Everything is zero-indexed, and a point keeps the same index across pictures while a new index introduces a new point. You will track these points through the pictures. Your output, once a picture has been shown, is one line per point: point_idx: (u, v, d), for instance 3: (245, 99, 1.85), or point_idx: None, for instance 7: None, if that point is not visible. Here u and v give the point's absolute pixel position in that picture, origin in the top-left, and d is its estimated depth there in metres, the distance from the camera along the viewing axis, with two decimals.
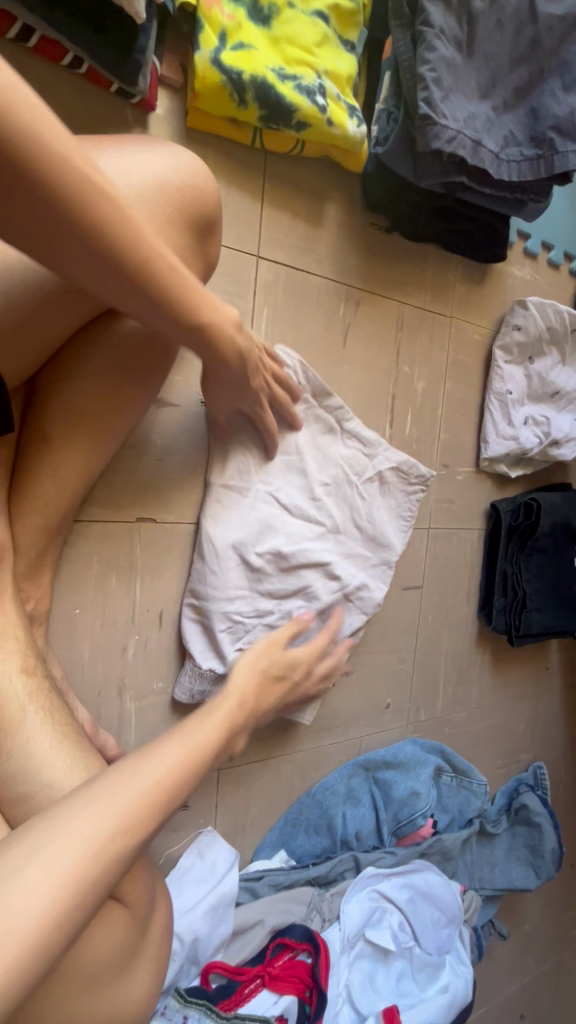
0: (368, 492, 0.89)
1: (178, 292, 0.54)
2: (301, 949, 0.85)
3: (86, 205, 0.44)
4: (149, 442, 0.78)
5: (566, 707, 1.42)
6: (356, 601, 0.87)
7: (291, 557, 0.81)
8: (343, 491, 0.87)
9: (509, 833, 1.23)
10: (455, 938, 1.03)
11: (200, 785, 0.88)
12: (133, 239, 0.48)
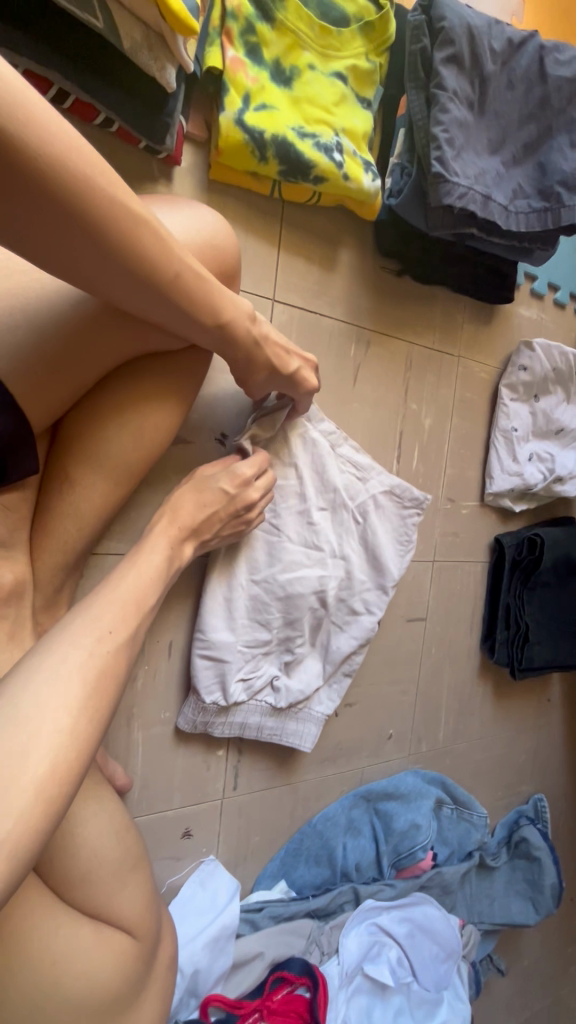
0: (363, 518, 0.90)
1: (196, 286, 0.56)
2: (299, 983, 0.85)
3: (114, 233, 0.47)
4: (164, 479, 0.80)
5: (568, 739, 1.42)
6: (349, 637, 0.90)
7: (288, 587, 0.83)
8: (341, 517, 0.88)
9: (508, 866, 1.23)
10: (453, 973, 1.03)
11: (204, 813, 0.89)
12: (156, 261, 0.51)
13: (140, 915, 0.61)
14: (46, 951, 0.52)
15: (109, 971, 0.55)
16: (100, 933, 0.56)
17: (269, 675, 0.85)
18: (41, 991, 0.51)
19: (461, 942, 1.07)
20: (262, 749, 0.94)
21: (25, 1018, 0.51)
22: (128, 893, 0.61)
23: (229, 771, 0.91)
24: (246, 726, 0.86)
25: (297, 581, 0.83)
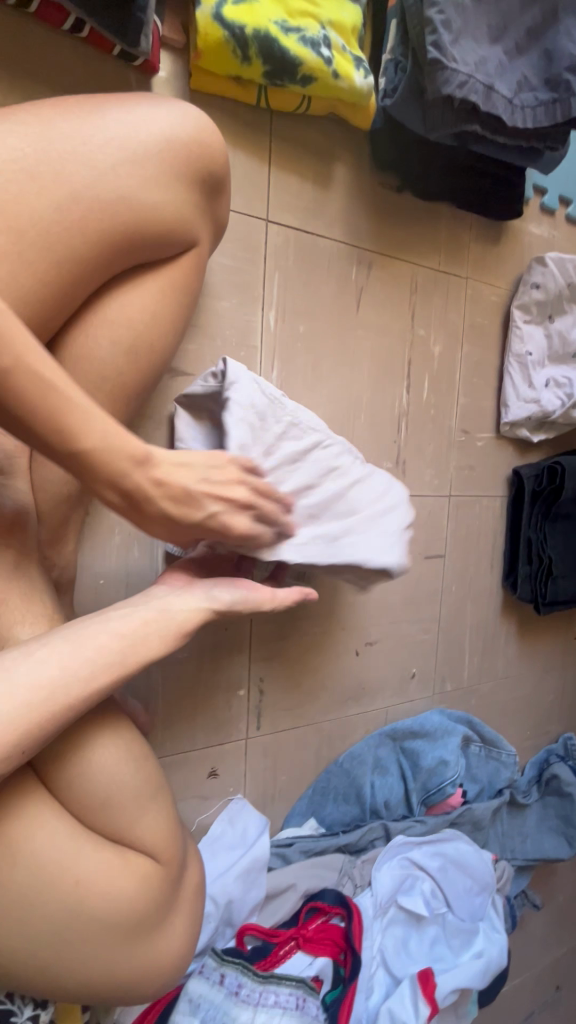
0: (343, 520, 0.66)
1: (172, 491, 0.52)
2: (334, 913, 0.86)
3: (72, 428, 0.47)
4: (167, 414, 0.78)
5: None
6: None
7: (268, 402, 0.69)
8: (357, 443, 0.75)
9: (539, 803, 1.22)
10: (488, 906, 1.03)
11: (229, 753, 0.89)
12: (127, 453, 0.50)
13: (165, 841, 0.60)
14: (70, 871, 0.52)
15: (134, 894, 0.55)
16: (125, 858, 0.56)
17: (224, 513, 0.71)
18: (68, 908, 0.52)
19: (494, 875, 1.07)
20: (283, 689, 0.93)
21: (56, 935, 0.51)
22: (151, 817, 0.60)
23: (251, 713, 0.90)
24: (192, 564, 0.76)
25: (286, 410, 0.70)
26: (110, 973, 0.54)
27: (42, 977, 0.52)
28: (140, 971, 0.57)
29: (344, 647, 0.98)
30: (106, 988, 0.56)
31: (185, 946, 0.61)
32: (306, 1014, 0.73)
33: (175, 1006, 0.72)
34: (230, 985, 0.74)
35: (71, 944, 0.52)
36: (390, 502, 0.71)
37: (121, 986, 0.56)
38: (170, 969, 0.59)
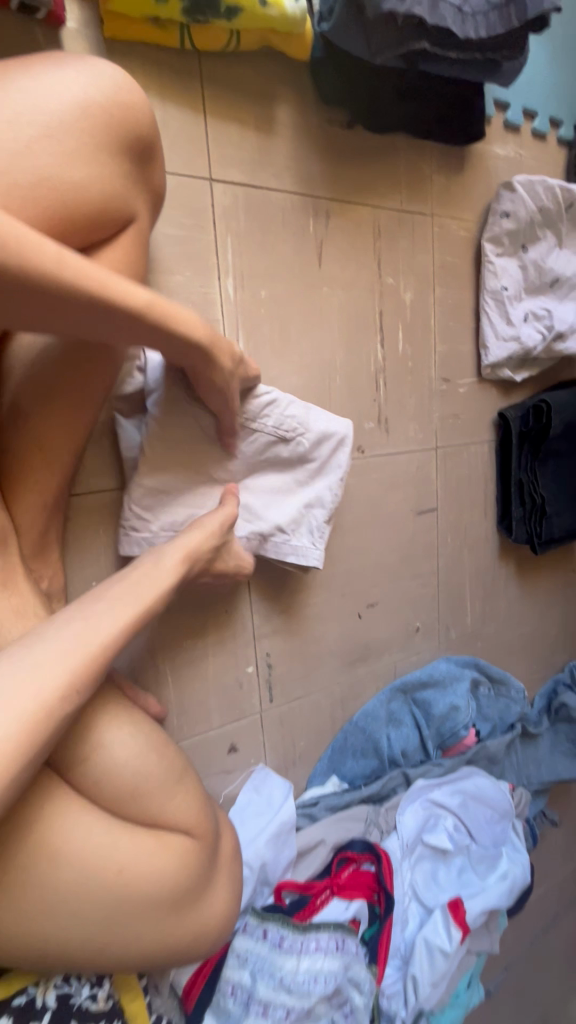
0: (277, 509, 0.78)
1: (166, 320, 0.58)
2: (363, 859, 0.90)
3: (75, 291, 0.50)
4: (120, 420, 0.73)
5: None
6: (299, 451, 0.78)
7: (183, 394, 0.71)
8: (291, 415, 0.76)
9: (551, 731, 1.27)
10: (509, 830, 1.10)
11: (246, 728, 0.92)
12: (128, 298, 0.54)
13: (196, 817, 0.63)
14: (110, 860, 0.54)
15: (173, 871, 0.58)
16: (161, 839, 0.59)
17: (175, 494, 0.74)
18: (112, 896, 0.54)
19: (512, 803, 1.14)
20: (290, 661, 0.95)
21: (108, 919, 0.54)
22: (179, 800, 0.61)
23: (262, 686, 0.92)
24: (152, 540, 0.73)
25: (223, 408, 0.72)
26: (162, 941, 0.57)
27: (98, 959, 0.55)
28: (192, 936, 0.60)
29: (346, 612, 0.99)
30: (160, 958, 0.59)
31: (230, 906, 0.64)
32: (347, 952, 0.78)
33: (223, 959, 0.77)
34: (273, 938, 0.79)
35: (119, 927, 0.54)
36: (320, 484, 0.80)
37: (173, 952, 0.59)
38: (218, 929, 0.63)
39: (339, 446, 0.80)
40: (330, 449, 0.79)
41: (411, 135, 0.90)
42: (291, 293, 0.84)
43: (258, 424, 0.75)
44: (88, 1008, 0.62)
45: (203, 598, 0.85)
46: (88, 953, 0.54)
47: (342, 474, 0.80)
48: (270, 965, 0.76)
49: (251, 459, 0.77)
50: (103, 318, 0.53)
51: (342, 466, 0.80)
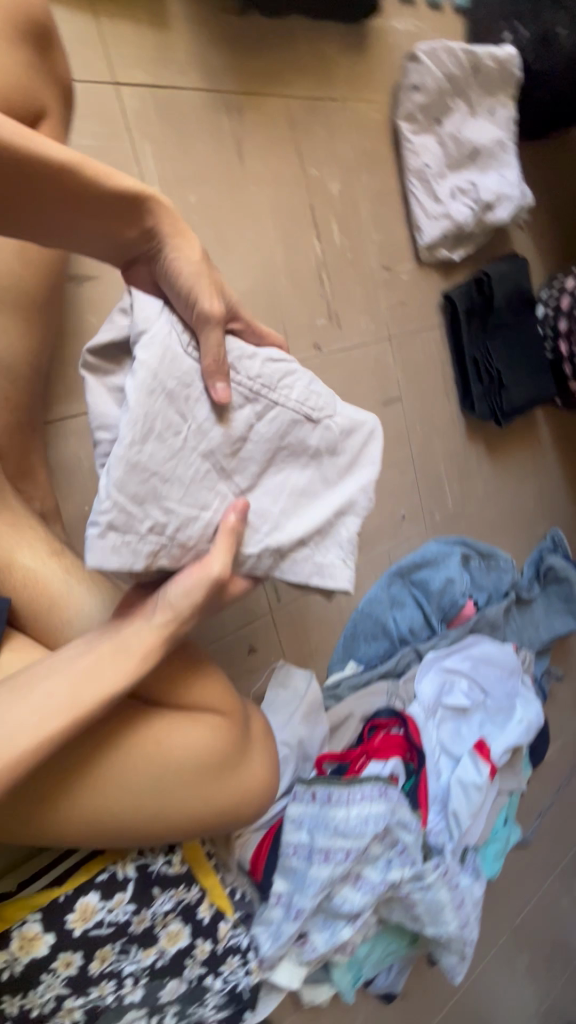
0: (309, 514, 0.56)
1: (101, 187, 0.50)
2: (392, 724, 0.98)
3: None
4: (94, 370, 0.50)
5: (569, 476, 1.48)
6: (322, 437, 0.57)
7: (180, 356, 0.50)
8: (311, 397, 0.56)
9: (542, 594, 1.37)
10: (518, 684, 1.19)
11: (261, 626, 0.97)
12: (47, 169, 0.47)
13: (222, 696, 0.66)
14: (146, 738, 0.58)
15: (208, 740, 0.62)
16: (190, 720, 0.62)
17: (160, 479, 0.48)
18: (154, 768, 0.58)
19: (516, 660, 1.23)
20: None
21: (154, 789, 0.58)
22: (204, 676, 0.65)
23: (268, 586, 0.97)
24: (143, 547, 0.48)
25: (232, 376, 0.53)
26: (211, 808, 0.62)
27: (156, 830, 0.60)
28: (238, 800, 0.64)
29: None
30: (213, 822, 0.63)
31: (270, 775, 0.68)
32: (391, 798, 0.85)
33: (283, 827, 0.85)
34: (322, 799, 0.85)
35: (168, 790, 0.58)
36: (347, 488, 0.58)
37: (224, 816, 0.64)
38: (261, 793, 0.67)
39: (368, 439, 0.59)
40: (357, 435, 0.59)
41: (307, 16, 0.89)
42: (219, 195, 0.84)
43: (273, 405, 0.54)
44: (167, 868, 0.68)
45: None
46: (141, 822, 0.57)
47: (369, 475, 0.59)
48: (323, 821, 0.83)
49: (266, 454, 0.54)
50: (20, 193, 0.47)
51: (373, 463, 0.59)
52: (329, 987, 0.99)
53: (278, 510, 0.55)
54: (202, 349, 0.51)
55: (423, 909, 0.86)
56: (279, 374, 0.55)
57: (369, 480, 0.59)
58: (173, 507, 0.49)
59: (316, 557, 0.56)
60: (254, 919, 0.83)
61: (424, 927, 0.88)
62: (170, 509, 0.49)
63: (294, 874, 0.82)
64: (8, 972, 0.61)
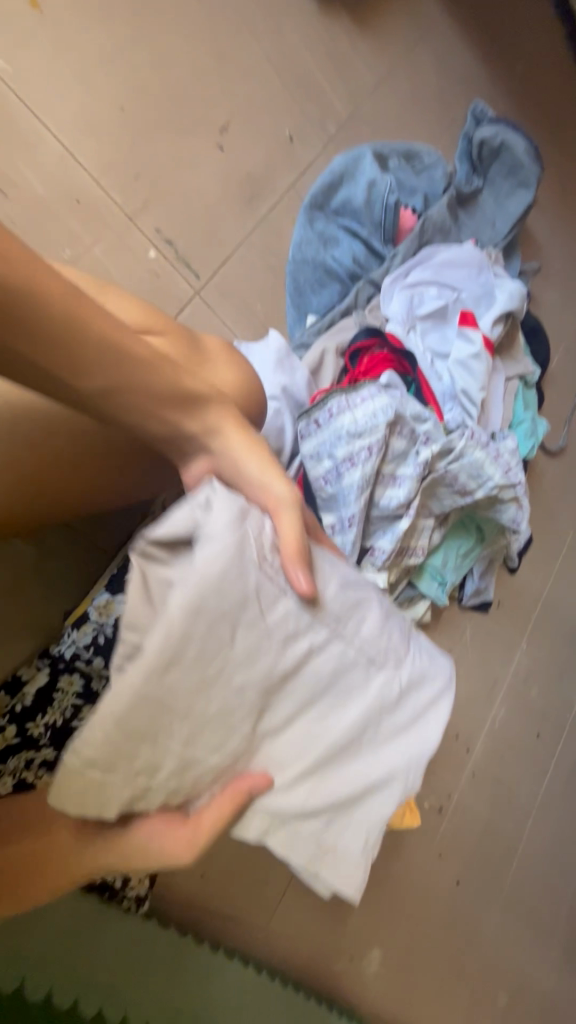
0: (333, 736, 0.46)
1: (93, 338, 0.45)
2: (372, 345, 0.92)
3: None
4: (143, 580, 0.41)
5: (459, 36, 1.26)
6: (386, 725, 0.48)
7: (265, 576, 0.43)
8: (391, 632, 0.50)
9: (486, 179, 1.21)
10: (490, 273, 1.08)
11: (197, 309, 0.87)
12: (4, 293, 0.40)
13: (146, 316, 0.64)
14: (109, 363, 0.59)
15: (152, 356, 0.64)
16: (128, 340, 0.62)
17: (179, 712, 0.40)
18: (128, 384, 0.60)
19: (482, 255, 1.09)
20: (185, 223, 0.87)
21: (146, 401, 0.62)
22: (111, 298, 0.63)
23: (180, 264, 0.86)
24: (114, 799, 0.40)
25: (282, 606, 0.44)
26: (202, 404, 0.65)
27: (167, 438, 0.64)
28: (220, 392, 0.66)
29: (202, 148, 0.89)
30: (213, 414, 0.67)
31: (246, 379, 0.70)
32: (394, 396, 0.83)
33: (306, 469, 0.84)
34: (326, 421, 0.82)
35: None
36: (406, 745, 0.48)
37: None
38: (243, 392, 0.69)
39: (439, 699, 0.51)
40: (434, 701, 0.51)
41: None
42: None
43: (316, 616, 0.46)
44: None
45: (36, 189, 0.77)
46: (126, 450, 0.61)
47: (433, 739, 0.49)
48: (336, 435, 0.81)
49: (336, 787, 0.46)
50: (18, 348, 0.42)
51: (442, 727, 0.50)
52: (422, 599, 1.09)
53: (306, 758, 0.45)
54: (279, 535, 0.47)
55: (465, 475, 0.88)
56: (332, 603, 0.47)
57: (409, 786, 0.48)
58: (164, 765, 0.40)
59: (317, 853, 0.46)
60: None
61: (475, 494, 0.89)
62: (165, 777, 0.41)
63: (335, 499, 0.83)
64: (103, 638, 0.67)
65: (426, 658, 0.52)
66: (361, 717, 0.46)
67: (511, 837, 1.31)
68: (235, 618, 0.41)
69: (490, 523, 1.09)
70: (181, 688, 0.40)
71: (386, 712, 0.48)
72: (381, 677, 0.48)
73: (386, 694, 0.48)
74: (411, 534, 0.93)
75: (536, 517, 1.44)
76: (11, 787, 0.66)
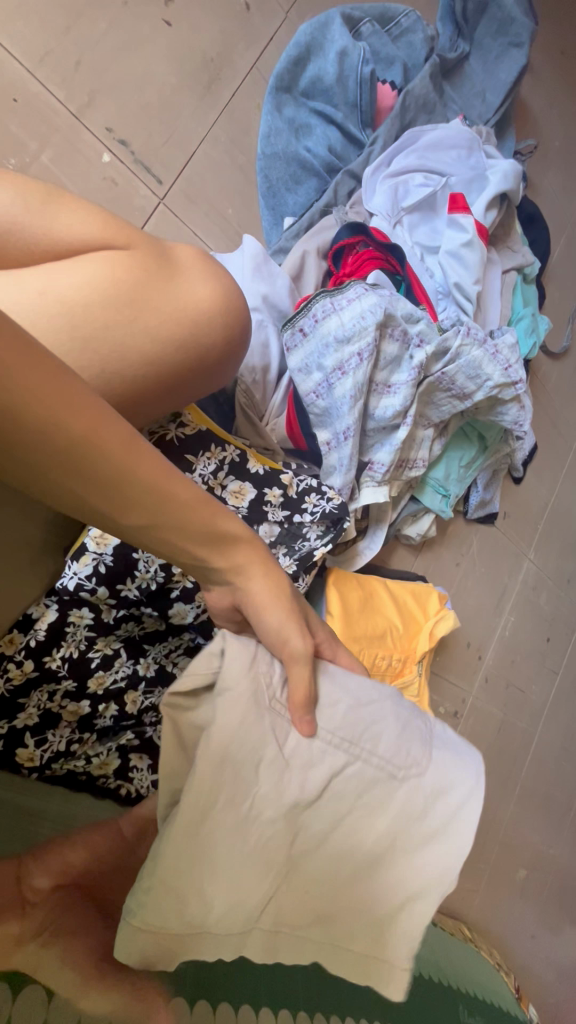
0: (362, 851, 0.43)
1: (153, 488, 0.41)
2: (356, 243, 0.86)
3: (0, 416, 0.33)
4: (178, 733, 0.41)
5: None
6: (429, 824, 0.44)
7: (275, 713, 0.42)
8: (409, 745, 0.45)
9: (473, 44, 1.07)
10: (482, 153, 0.98)
11: (164, 218, 0.80)
12: (76, 445, 0.36)
13: (106, 231, 0.58)
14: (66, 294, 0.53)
15: (112, 270, 0.56)
16: (89, 261, 0.56)
17: (205, 868, 0.38)
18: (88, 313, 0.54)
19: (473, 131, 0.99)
20: (139, 118, 0.79)
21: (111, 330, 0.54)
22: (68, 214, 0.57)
23: (140, 168, 0.79)
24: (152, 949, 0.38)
25: (354, 748, 0.43)
26: (174, 326, 0.57)
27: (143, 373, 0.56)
28: (196, 311, 0.58)
29: (147, 24, 0.79)
30: (189, 338, 0.58)
31: (223, 291, 0.61)
32: (383, 296, 0.78)
33: (295, 385, 0.81)
34: (312, 331, 0.78)
35: (101, 341, 0.53)
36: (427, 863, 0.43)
37: (192, 374, 0.59)
38: (221, 309, 0.60)
39: (464, 800, 0.44)
40: (463, 790, 0.45)
41: None
42: None
43: (349, 741, 0.43)
44: (184, 434, 0.69)
45: None
46: (96, 385, 0.53)
47: (468, 850, 0.43)
48: (323, 343, 0.78)
49: (363, 913, 0.43)
50: (69, 491, 0.38)
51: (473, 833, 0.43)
52: (426, 513, 1.08)
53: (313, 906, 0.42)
54: (288, 681, 0.44)
55: (463, 377, 0.84)
56: (389, 730, 0.44)
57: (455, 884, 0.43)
58: (208, 921, 0.38)
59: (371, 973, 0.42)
60: (321, 473, 0.83)
61: (474, 397, 0.85)
62: (216, 921, 0.38)
63: (328, 412, 0.80)
64: (103, 567, 0.68)
65: (458, 765, 0.45)
66: (384, 816, 0.43)
67: (525, 736, 1.37)
68: (260, 745, 0.40)
69: (493, 429, 1.05)
70: (230, 819, 0.39)
71: (414, 817, 0.43)
72: (423, 786, 0.44)
73: (414, 792, 0.44)
74: (410, 446, 0.91)
75: (541, 425, 1.39)
76: (37, 717, 0.69)
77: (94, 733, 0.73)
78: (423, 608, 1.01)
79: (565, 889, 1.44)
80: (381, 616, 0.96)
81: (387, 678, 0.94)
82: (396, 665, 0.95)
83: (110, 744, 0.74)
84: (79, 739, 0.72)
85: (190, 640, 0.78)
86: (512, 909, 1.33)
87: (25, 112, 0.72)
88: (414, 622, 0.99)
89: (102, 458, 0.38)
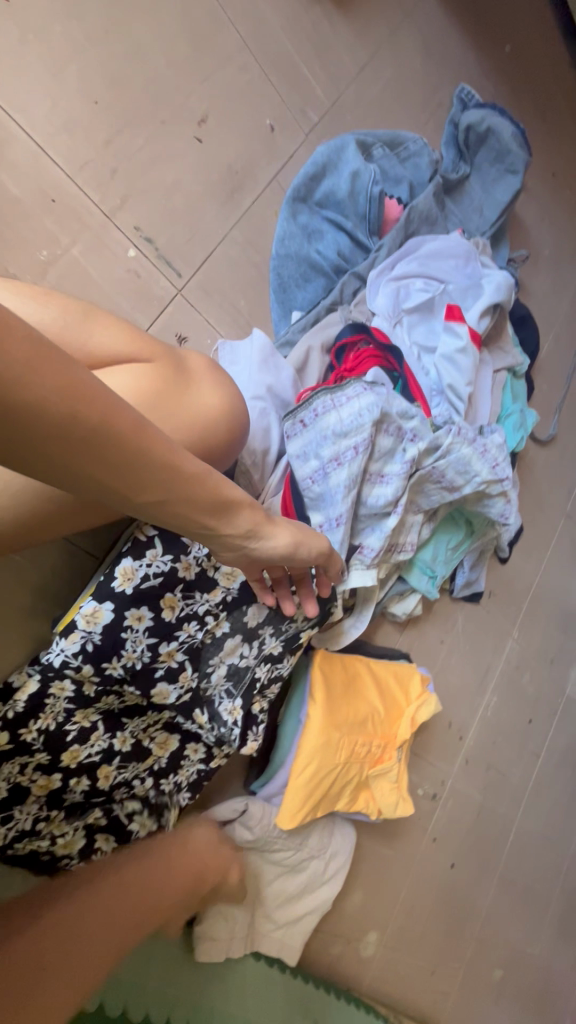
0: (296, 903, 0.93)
1: (249, 515, 0.54)
2: (358, 340, 0.92)
3: (178, 491, 0.44)
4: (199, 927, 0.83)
5: (442, 18, 1.23)
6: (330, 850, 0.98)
7: (276, 892, 0.91)
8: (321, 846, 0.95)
9: (473, 166, 1.18)
10: (477, 263, 1.07)
11: (181, 309, 0.86)
12: (213, 496, 0.48)
13: (128, 344, 0.65)
14: None
15: (135, 383, 0.63)
16: (112, 373, 0.63)
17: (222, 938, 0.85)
18: None
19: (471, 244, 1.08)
20: (165, 220, 0.86)
21: None
22: (97, 328, 0.63)
23: (163, 264, 0.85)
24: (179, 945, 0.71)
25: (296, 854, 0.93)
26: (183, 430, 0.64)
27: None
28: (203, 417, 0.66)
29: (181, 140, 0.87)
30: (196, 440, 0.66)
31: (229, 402, 0.69)
32: (379, 392, 0.83)
33: (292, 469, 0.84)
34: (311, 420, 0.82)
35: None
36: (324, 890, 0.95)
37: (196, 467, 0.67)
38: (223, 414, 0.68)
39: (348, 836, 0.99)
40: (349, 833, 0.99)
41: None
42: None
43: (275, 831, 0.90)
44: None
45: (11, 187, 0.75)
46: None
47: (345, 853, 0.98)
48: (322, 435, 0.82)
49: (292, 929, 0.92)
50: (209, 526, 0.50)
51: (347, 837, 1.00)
52: (413, 593, 1.10)
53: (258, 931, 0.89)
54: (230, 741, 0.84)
55: (452, 471, 0.88)
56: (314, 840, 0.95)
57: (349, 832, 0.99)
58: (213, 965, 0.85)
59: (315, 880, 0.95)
60: None
61: (462, 490, 0.89)
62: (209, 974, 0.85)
63: (322, 498, 0.83)
64: (91, 647, 0.68)
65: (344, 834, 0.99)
66: (308, 879, 0.94)
67: (504, 823, 1.34)
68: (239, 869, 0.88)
69: (481, 516, 1.09)
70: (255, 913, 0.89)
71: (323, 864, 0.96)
72: (323, 855, 0.95)
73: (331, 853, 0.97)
74: (400, 531, 0.94)
75: (527, 507, 1.44)
76: (6, 793, 0.67)
77: (63, 811, 0.71)
78: (405, 691, 1.02)
79: (544, 993, 1.37)
80: (363, 700, 0.96)
81: (365, 764, 0.93)
82: (376, 753, 0.95)
83: (76, 824, 0.71)
84: (46, 817, 0.69)
85: (170, 716, 0.77)
86: (486, 1014, 1.25)
87: (61, 212, 0.78)
88: (396, 707, 0.99)
89: (227, 501, 0.50)
